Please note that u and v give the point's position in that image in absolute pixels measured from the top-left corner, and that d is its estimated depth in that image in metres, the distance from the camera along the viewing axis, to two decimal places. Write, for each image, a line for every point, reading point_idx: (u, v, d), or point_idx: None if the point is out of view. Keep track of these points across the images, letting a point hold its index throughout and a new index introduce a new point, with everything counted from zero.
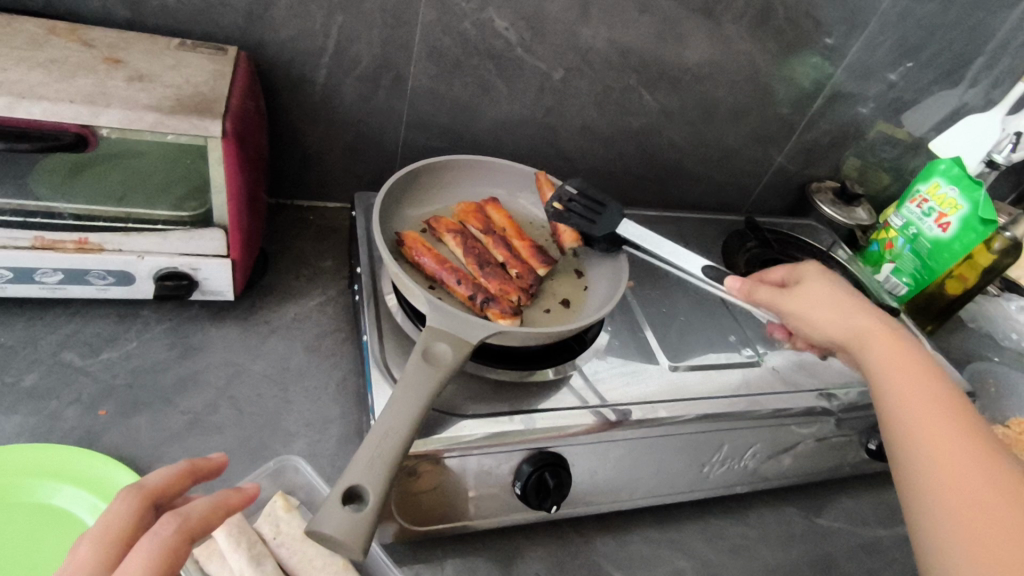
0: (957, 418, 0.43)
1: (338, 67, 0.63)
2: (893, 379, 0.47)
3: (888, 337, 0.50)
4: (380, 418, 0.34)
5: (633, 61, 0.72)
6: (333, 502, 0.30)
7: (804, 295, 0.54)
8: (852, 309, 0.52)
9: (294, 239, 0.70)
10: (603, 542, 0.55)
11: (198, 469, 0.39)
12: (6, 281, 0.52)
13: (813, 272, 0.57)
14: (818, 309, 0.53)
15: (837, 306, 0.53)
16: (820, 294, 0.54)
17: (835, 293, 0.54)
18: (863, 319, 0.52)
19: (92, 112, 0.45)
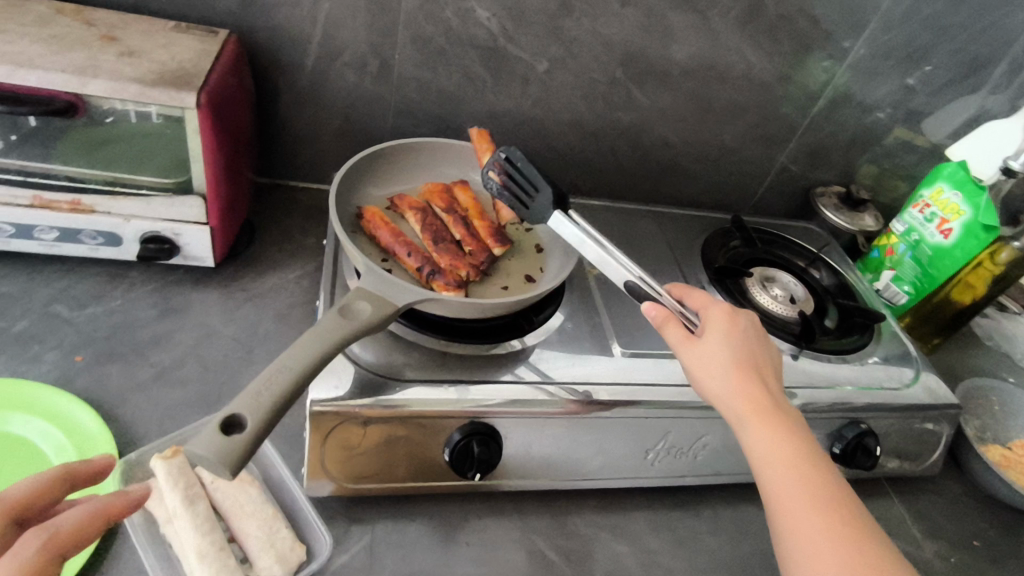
0: (829, 523, 0.42)
1: (326, 53, 0.67)
2: (792, 479, 0.44)
3: (783, 418, 0.46)
4: (280, 358, 0.37)
5: (619, 55, 0.73)
6: (213, 426, 0.32)
7: (710, 355, 0.48)
8: (751, 380, 0.47)
9: (283, 216, 0.74)
10: (543, 521, 0.55)
11: (75, 473, 0.40)
12: (9, 236, 0.58)
13: (712, 320, 0.50)
14: (724, 377, 0.47)
15: (742, 376, 0.47)
16: (727, 358, 0.48)
17: (736, 356, 0.48)
18: (764, 396, 0.47)
19: (80, 81, 0.50)
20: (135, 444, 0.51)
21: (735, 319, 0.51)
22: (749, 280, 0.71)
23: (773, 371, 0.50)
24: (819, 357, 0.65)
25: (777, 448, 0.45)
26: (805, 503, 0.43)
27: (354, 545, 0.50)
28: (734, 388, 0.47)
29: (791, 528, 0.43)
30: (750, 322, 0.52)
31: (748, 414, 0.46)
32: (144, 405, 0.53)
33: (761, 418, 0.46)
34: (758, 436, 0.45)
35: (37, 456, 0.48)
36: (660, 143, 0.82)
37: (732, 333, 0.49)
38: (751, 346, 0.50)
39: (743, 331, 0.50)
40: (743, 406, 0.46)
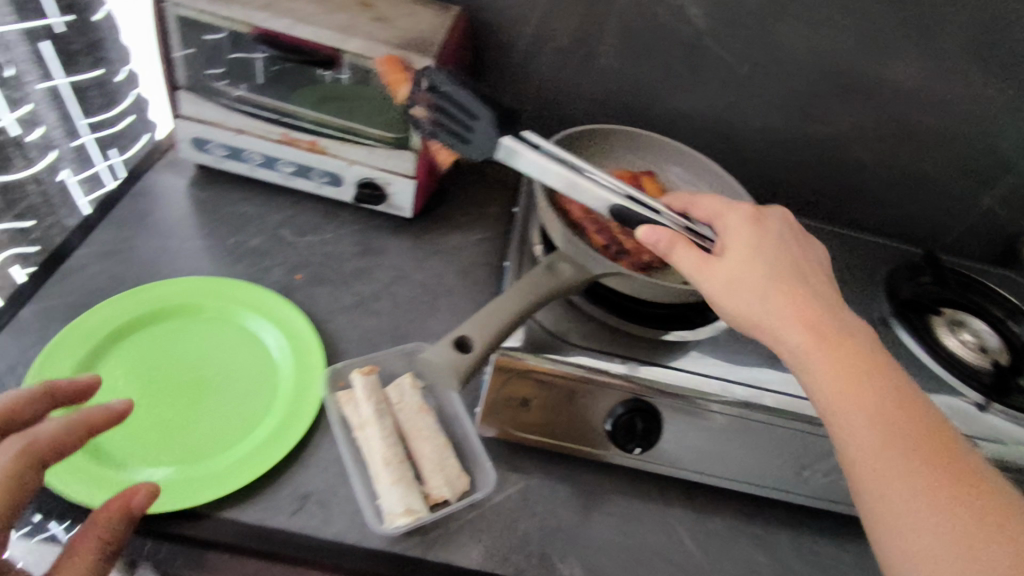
0: (912, 446, 0.40)
1: (539, 36, 0.71)
2: (861, 400, 0.42)
3: (840, 339, 0.44)
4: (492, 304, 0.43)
5: (827, 66, 0.70)
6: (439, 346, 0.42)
7: (750, 277, 0.47)
8: (798, 298, 0.46)
9: (471, 185, 0.80)
10: (684, 513, 0.56)
11: (59, 391, 0.45)
12: (258, 164, 0.68)
13: (727, 237, 0.51)
14: (773, 296, 0.46)
15: (782, 296, 0.46)
16: (770, 282, 0.47)
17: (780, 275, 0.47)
18: (821, 319, 0.45)
19: (342, 39, 0.58)
20: (338, 356, 0.58)
21: (765, 236, 0.51)
22: (936, 320, 0.67)
23: (813, 287, 0.48)
24: (1011, 414, 0.58)
25: (842, 371, 0.43)
26: (879, 428, 0.40)
27: (508, 488, 0.54)
28: (789, 315, 0.45)
29: (859, 451, 0.40)
30: (783, 236, 0.51)
31: (805, 335, 0.45)
32: (346, 325, 0.61)
33: (820, 340, 0.44)
34: (817, 361, 0.44)
35: (261, 348, 0.56)
36: (852, 163, 0.79)
37: (769, 253, 0.49)
38: (782, 255, 0.49)
39: (771, 243, 0.50)
40: (801, 335, 0.45)
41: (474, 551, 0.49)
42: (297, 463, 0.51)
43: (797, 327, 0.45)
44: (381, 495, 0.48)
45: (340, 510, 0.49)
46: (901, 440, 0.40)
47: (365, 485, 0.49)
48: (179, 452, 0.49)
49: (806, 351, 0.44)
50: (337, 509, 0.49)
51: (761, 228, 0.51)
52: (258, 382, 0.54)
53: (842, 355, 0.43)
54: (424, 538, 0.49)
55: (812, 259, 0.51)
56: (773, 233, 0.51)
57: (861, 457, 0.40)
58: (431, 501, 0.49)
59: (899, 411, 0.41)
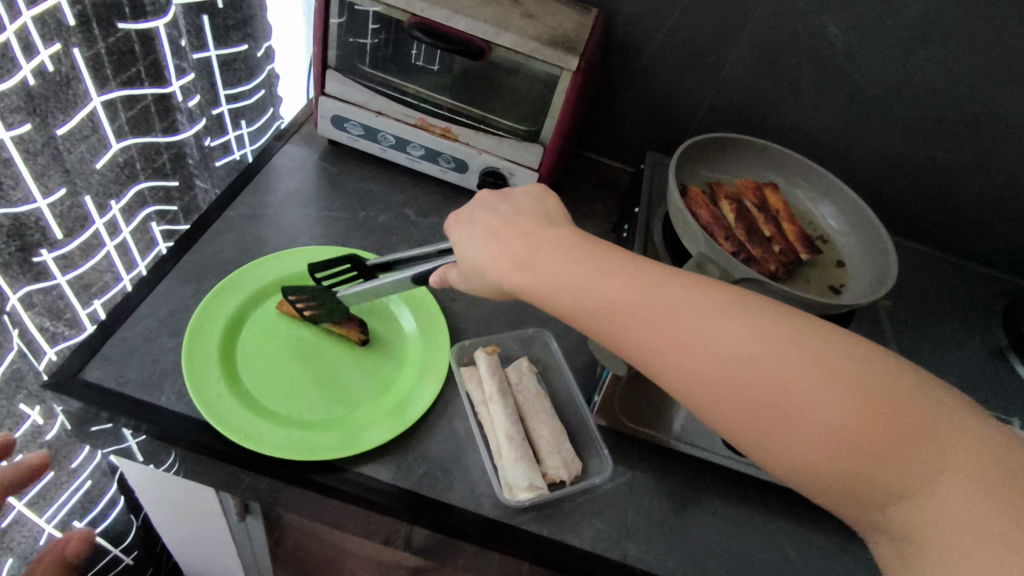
0: (753, 359, 0.34)
1: (669, 43, 0.72)
2: (696, 354, 0.35)
3: (538, 250, 0.41)
4: None
5: (961, 93, 0.69)
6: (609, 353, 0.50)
7: (474, 249, 0.44)
8: (571, 252, 0.40)
9: (580, 182, 0.81)
10: (786, 520, 0.56)
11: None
12: (389, 146, 0.72)
13: (466, 238, 0.45)
14: (565, 270, 0.39)
15: (498, 246, 0.42)
16: (486, 239, 0.43)
17: (491, 222, 0.45)
18: (595, 264, 0.39)
19: (495, 32, 0.61)
20: (460, 333, 0.61)
21: (502, 215, 0.45)
22: None
23: (544, 220, 0.44)
24: None
25: (667, 329, 0.36)
26: (708, 362, 0.34)
27: (618, 478, 0.55)
28: (496, 257, 0.42)
29: (725, 411, 0.34)
30: (501, 202, 0.46)
31: (619, 294, 0.37)
32: (465, 305, 0.64)
33: (623, 301, 0.37)
34: (643, 334, 0.36)
35: (390, 318, 0.60)
36: (971, 194, 0.77)
37: (472, 222, 0.45)
38: (502, 222, 0.44)
39: (496, 216, 0.45)
40: (520, 275, 0.40)
41: (585, 534, 0.51)
42: (425, 429, 0.53)
43: (597, 320, 0.38)
44: (505, 468, 0.51)
45: (463, 478, 0.51)
46: (749, 373, 0.34)
47: (489, 458, 0.52)
48: (324, 405, 0.52)
49: (639, 335, 0.36)
50: (460, 476, 0.51)
51: (505, 197, 0.47)
52: (391, 348, 0.58)
53: (660, 305, 0.36)
54: (539, 514, 0.51)
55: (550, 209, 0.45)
56: (528, 202, 0.46)
57: (740, 431, 0.34)
58: (548, 479, 0.51)
59: (745, 356, 0.34)
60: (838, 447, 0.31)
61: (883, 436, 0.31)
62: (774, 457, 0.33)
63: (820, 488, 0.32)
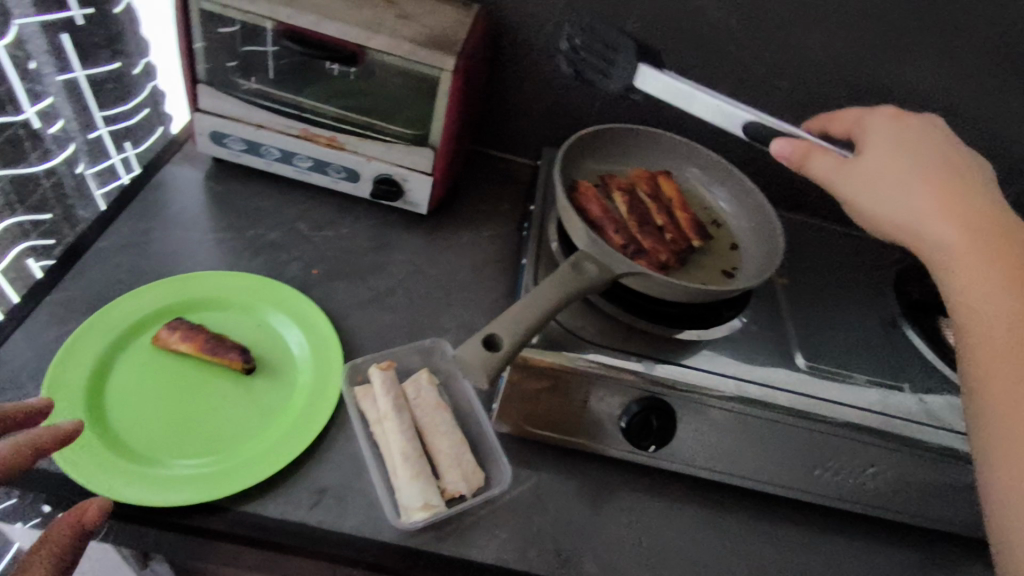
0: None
1: (558, 35, 0.71)
2: (963, 274, 0.46)
3: (974, 226, 0.47)
4: (526, 297, 0.43)
5: (844, 69, 0.71)
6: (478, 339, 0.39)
7: (887, 184, 0.51)
8: (948, 195, 0.49)
9: (484, 181, 0.80)
10: (694, 507, 0.57)
11: (18, 415, 0.41)
12: (275, 159, 0.69)
13: (882, 134, 0.55)
14: (888, 201, 0.51)
15: (941, 200, 0.49)
16: (914, 177, 0.50)
17: (942, 180, 0.50)
18: (942, 203, 0.49)
19: (366, 35, 0.58)
20: (356, 351, 0.59)
21: (915, 140, 0.53)
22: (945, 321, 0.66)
23: (953, 168, 0.51)
24: None
25: (952, 246, 0.47)
26: (1006, 313, 0.43)
27: (523, 485, 0.54)
28: (930, 205, 0.49)
29: (986, 358, 0.43)
30: (925, 138, 0.53)
31: (923, 218, 0.49)
32: (362, 321, 0.61)
33: (933, 216, 0.48)
34: (945, 245, 0.48)
35: (278, 340, 0.57)
36: None
37: (902, 131, 0.54)
38: (930, 160, 0.51)
39: (927, 155, 0.52)
40: (954, 244, 0.47)
41: (489, 546, 0.50)
42: (317, 455, 0.52)
43: (906, 205, 0.50)
44: (399, 489, 0.49)
45: (358, 503, 0.50)
46: (1008, 333, 0.43)
47: (384, 479, 0.50)
48: (201, 446, 0.49)
49: (946, 234, 0.48)
50: (354, 502, 0.50)
51: (909, 128, 0.55)
52: (278, 375, 0.55)
53: (960, 241, 0.47)
54: (440, 532, 0.50)
55: (971, 169, 0.52)
56: (963, 162, 0.52)
57: (967, 321, 0.45)
58: (447, 494, 0.50)
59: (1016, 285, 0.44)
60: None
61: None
62: (993, 403, 0.41)
63: (991, 403, 0.41)
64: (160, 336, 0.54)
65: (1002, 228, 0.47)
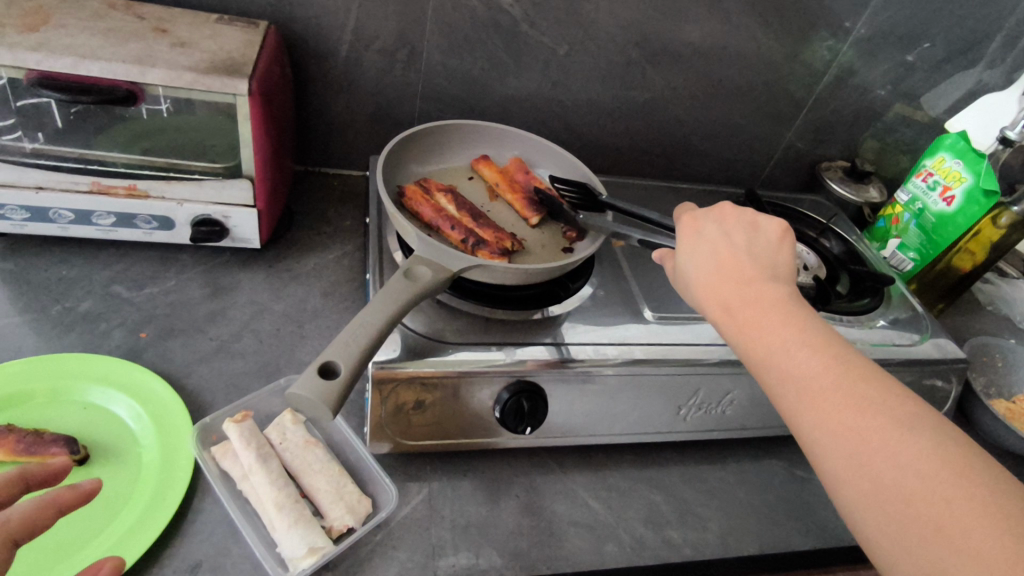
0: (854, 418, 0.37)
1: (359, 42, 0.70)
2: (789, 373, 0.40)
3: (756, 301, 0.43)
4: (360, 316, 0.43)
5: (633, 38, 0.76)
6: (312, 370, 0.39)
7: (691, 274, 0.48)
8: (732, 271, 0.45)
9: (319, 201, 0.77)
10: (583, 473, 0.59)
11: (32, 475, 0.41)
12: (69, 222, 0.61)
13: (691, 253, 0.48)
14: (700, 283, 0.46)
15: (726, 284, 0.45)
16: (706, 271, 0.47)
17: (723, 260, 0.46)
18: (733, 285, 0.45)
19: (140, 70, 0.53)
20: (206, 409, 0.54)
21: (704, 233, 0.49)
22: None
23: (734, 244, 0.47)
24: (831, 316, 0.66)
25: (768, 347, 0.41)
26: (826, 404, 0.38)
27: (413, 499, 0.53)
28: (716, 300, 0.45)
29: (830, 459, 0.37)
30: (720, 231, 0.49)
31: (738, 293, 0.44)
32: (208, 375, 0.57)
33: (754, 320, 0.43)
34: (763, 348, 0.41)
35: (112, 419, 0.52)
36: (673, 123, 0.86)
37: (702, 243, 0.48)
38: (728, 250, 0.47)
39: (721, 236, 0.48)
40: (729, 321, 0.44)
41: (390, 571, 0.49)
42: (181, 531, 0.47)
43: (710, 295, 0.46)
44: (280, 542, 0.46)
45: (238, 569, 0.46)
46: (848, 437, 0.36)
47: (263, 537, 0.47)
48: (35, 560, 0.43)
49: (760, 341, 0.42)
50: (234, 569, 0.46)
51: (706, 227, 0.50)
52: (116, 459, 0.49)
53: (766, 329, 0.42)
54: (336, 571, 0.48)
55: (763, 241, 0.48)
56: (761, 248, 0.47)
57: (803, 430, 0.38)
58: (334, 533, 0.48)
59: (831, 368, 0.39)
60: (876, 464, 0.35)
61: (951, 488, 0.33)
62: (854, 507, 0.36)
63: (873, 520, 0.35)
64: None
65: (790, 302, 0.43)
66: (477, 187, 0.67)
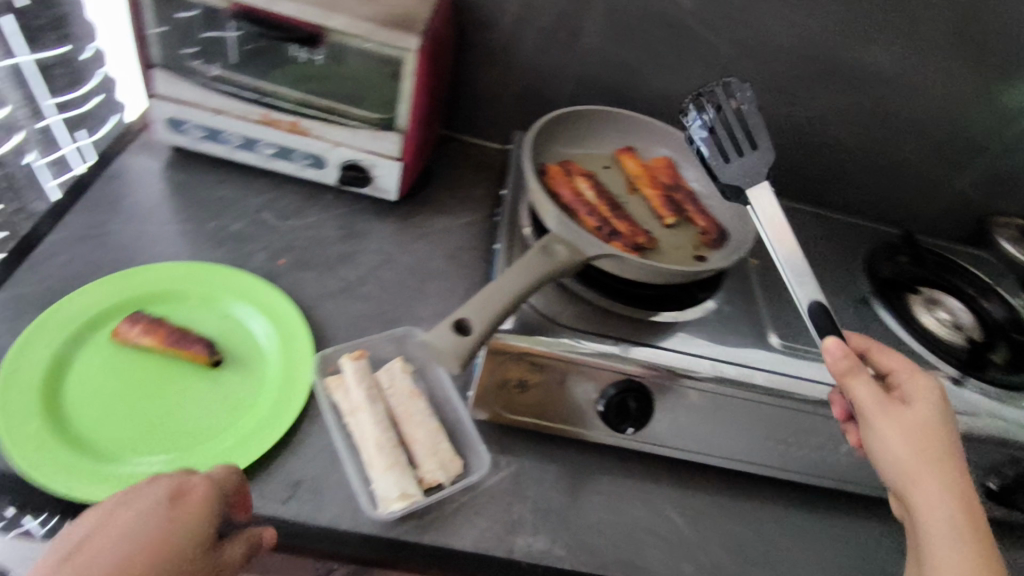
0: None
1: (523, 16, 0.70)
2: None
3: (977, 522, 0.41)
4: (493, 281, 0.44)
5: (807, 50, 0.71)
6: (446, 322, 0.40)
7: (914, 433, 0.42)
8: (950, 469, 0.42)
9: (455, 167, 0.78)
10: (672, 488, 0.57)
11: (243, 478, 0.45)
12: (237, 147, 0.67)
13: (926, 419, 0.43)
14: (902, 444, 0.42)
15: (963, 488, 0.42)
16: (942, 453, 0.42)
17: (955, 452, 0.43)
18: (966, 499, 0.41)
19: (325, 15, 0.57)
20: (326, 341, 0.57)
21: (934, 405, 0.44)
22: (913, 299, 0.67)
23: (956, 441, 0.44)
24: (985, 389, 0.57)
25: None
26: None
27: (501, 471, 0.54)
28: (948, 493, 0.41)
29: None
30: (952, 422, 0.44)
31: (953, 500, 0.41)
32: (333, 311, 0.60)
33: (956, 529, 0.40)
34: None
35: (245, 332, 0.56)
36: (833, 147, 0.80)
37: (947, 418, 0.44)
38: (956, 447, 0.43)
39: (947, 420, 0.44)
40: (955, 515, 0.41)
41: (469, 535, 0.49)
42: (289, 449, 0.50)
43: (940, 485, 0.41)
44: (375, 481, 0.48)
45: (333, 496, 0.48)
46: None
47: (361, 473, 0.49)
48: (165, 441, 0.48)
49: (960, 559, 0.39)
50: (330, 495, 0.48)
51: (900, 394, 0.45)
52: (243, 368, 0.53)
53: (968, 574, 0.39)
54: (419, 522, 0.49)
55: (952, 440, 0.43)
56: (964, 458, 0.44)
57: None
58: (424, 484, 0.49)
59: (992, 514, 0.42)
60: None
61: None
62: None
63: None
64: (122, 326, 0.52)
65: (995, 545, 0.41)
66: (617, 177, 0.66)
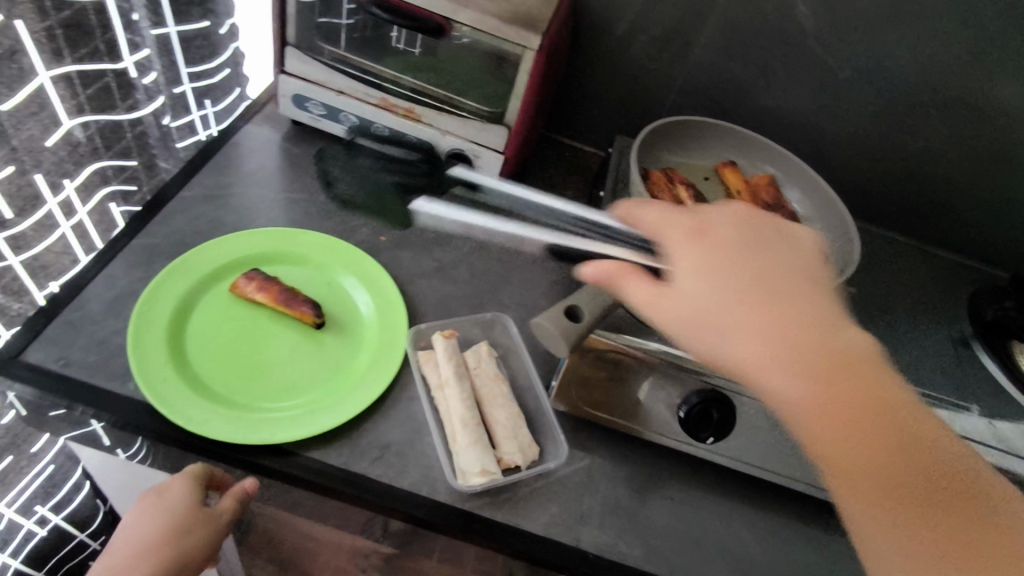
0: None
1: (637, 24, 0.71)
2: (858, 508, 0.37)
3: (829, 376, 0.39)
4: None
5: (928, 79, 0.69)
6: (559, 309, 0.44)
7: (691, 292, 0.41)
8: (770, 317, 0.40)
9: (551, 166, 0.80)
10: (743, 505, 0.56)
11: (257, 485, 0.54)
12: (353, 127, 0.71)
13: (683, 270, 0.42)
14: (696, 307, 0.41)
15: (753, 330, 0.40)
16: (712, 301, 0.41)
17: (747, 299, 0.41)
18: (797, 355, 0.39)
19: (455, 8, 0.59)
20: (419, 317, 0.60)
21: (724, 253, 0.43)
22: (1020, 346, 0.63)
23: (760, 284, 0.42)
24: None
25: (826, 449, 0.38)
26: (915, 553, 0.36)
27: (575, 463, 0.55)
28: (752, 354, 0.39)
29: None
30: (729, 248, 0.43)
31: (755, 352, 0.39)
32: (427, 289, 0.63)
33: (782, 388, 0.39)
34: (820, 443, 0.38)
35: (347, 299, 0.59)
36: (942, 181, 0.77)
37: (703, 256, 0.43)
38: (761, 295, 0.41)
39: (729, 257, 0.43)
40: (779, 378, 0.39)
41: (540, 519, 0.51)
42: (378, 412, 0.53)
43: (744, 342, 0.40)
44: (458, 454, 0.50)
45: (416, 463, 0.51)
46: None
47: (444, 444, 0.51)
48: (270, 393, 0.51)
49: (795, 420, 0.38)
50: (413, 461, 0.51)
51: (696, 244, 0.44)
52: (343, 334, 0.57)
53: (835, 437, 0.37)
54: (494, 499, 0.51)
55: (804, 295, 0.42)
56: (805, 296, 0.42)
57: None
58: (502, 464, 0.51)
59: (852, 408, 0.38)
60: None
61: None
62: None
63: None
64: (242, 281, 0.57)
65: (867, 389, 0.39)
66: (716, 190, 0.66)
